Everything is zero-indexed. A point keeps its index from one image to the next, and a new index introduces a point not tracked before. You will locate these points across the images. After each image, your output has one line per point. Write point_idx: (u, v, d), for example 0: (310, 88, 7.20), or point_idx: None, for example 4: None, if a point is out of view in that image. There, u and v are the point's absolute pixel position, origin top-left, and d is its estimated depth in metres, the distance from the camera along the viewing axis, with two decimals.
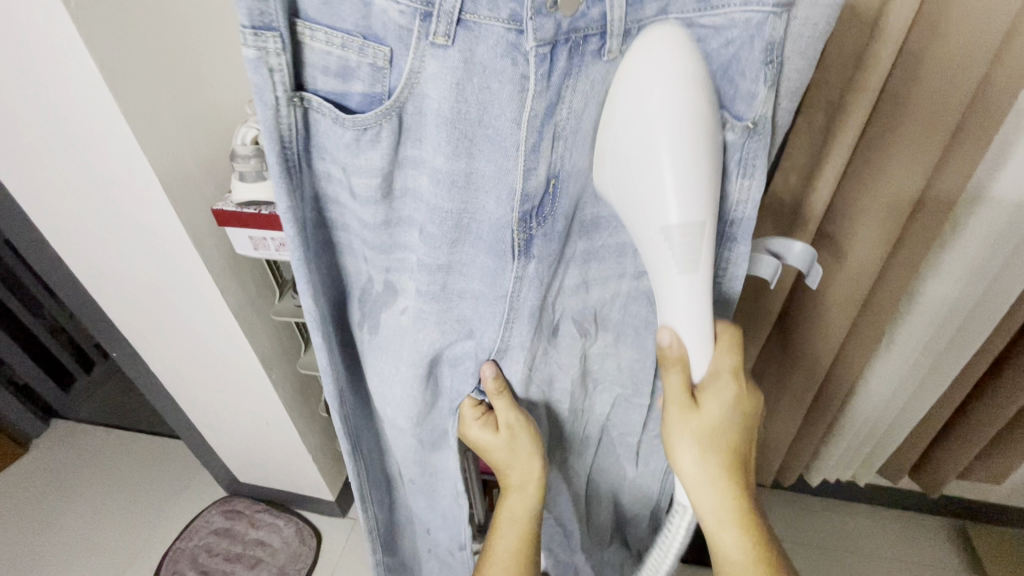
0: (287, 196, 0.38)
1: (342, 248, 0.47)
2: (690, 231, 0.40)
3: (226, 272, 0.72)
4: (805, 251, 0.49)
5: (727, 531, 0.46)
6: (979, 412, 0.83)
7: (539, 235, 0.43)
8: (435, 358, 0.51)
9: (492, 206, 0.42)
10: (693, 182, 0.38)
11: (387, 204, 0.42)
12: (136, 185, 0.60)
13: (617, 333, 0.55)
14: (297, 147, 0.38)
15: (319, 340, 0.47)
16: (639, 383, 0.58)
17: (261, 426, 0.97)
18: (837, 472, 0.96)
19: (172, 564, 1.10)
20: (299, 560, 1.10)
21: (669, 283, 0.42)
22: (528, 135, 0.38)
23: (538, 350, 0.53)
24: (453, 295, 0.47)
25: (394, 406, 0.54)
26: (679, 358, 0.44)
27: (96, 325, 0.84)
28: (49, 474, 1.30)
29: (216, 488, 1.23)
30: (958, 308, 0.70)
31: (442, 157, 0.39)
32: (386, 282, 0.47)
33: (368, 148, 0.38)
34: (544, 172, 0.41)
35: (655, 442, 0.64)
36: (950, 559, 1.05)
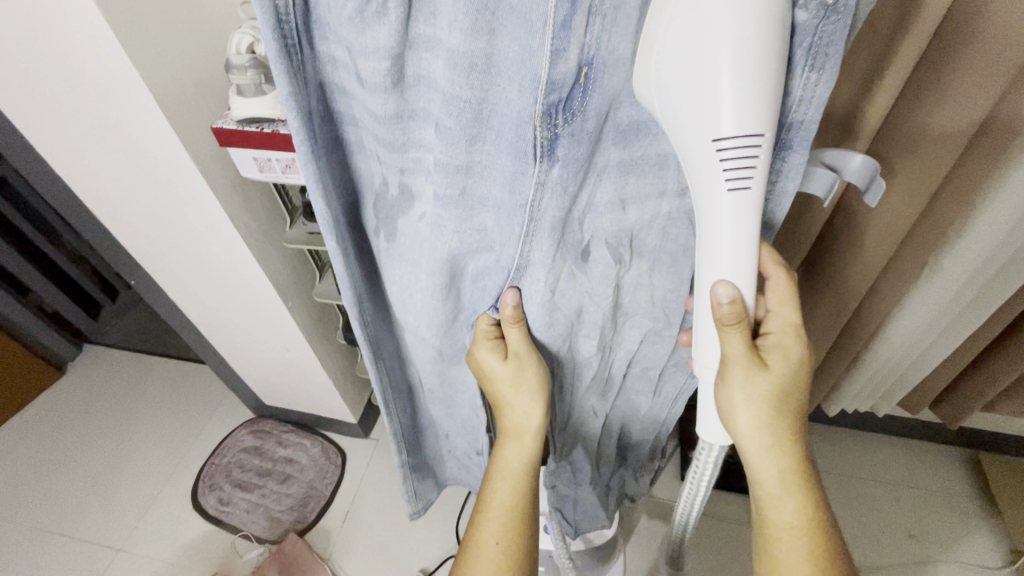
0: (286, 80, 0.35)
1: (351, 146, 0.43)
2: (746, 156, 0.35)
3: (234, 197, 0.70)
4: (867, 164, 0.42)
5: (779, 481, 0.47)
6: (1011, 345, 0.80)
7: (566, 134, 0.37)
8: (454, 265, 0.48)
9: (515, 97, 0.36)
10: (756, 88, 0.33)
11: (399, 92, 0.38)
12: (131, 104, 0.56)
13: (652, 260, 0.50)
14: (296, 21, 0.34)
15: (333, 248, 0.45)
16: (670, 312, 0.54)
17: (282, 352, 0.98)
18: (859, 403, 0.95)
19: (209, 477, 1.17)
20: (326, 476, 1.16)
21: (714, 209, 0.38)
22: (557, 6, 0.32)
23: (563, 271, 0.47)
24: (473, 201, 0.44)
25: (415, 314, 0.53)
26: (739, 317, 0.42)
27: (111, 253, 0.84)
28: (87, 396, 1.37)
29: (244, 410, 1.28)
30: (1013, 236, 0.64)
31: (460, 36, 0.34)
32: (401, 184, 0.45)
33: (375, 23, 0.34)
34: (575, 59, 0.34)
35: (673, 372, 0.62)
36: (957, 486, 1.06)
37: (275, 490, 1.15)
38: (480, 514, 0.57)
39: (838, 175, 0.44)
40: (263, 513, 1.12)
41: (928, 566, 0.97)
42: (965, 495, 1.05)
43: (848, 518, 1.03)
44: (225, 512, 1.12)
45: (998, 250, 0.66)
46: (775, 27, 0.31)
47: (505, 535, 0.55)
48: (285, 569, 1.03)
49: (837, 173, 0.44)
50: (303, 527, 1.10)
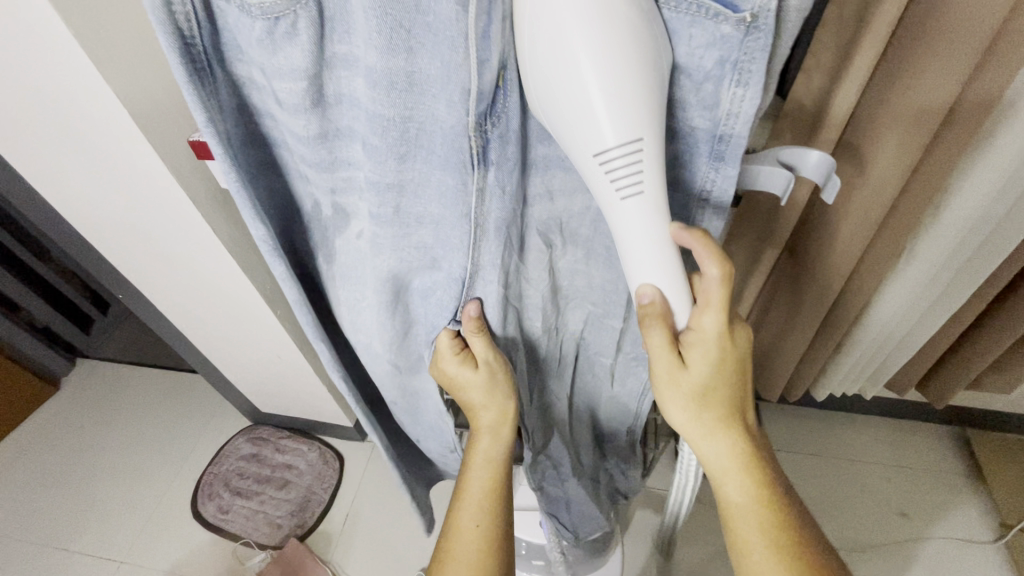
0: (200, 103, 0.34)
1: (284, 167, 0.44)
2: (632, 166, 0.36)
3: (217, 209, 0.70)
4: (823, 160, 0.42)
5: (726, 463, 0.47)
6: (991, 325, 0.82)
7: (495, 137, 0.39)
8: (399, 283, 0.48)
9: (443, 112, 0.37)
10: (623, 96, 0.33)
11: (321, 112, 0.38)
12: (107, 122, 0.56)
13: (586, 250, 0.52)
14: (204, 44, 0.33)
15: (280, 269, 0.45)
16: (610, 303, 0.56)
17: (275, 360, 0.99)
18: (844, 387, 0.97)
19: (208, 486, 1.18)
20: (324, 480, 1.17)
21: (621, 219, 0.38)
22: (476, 19, 0.33)
23: (510, 266, 0.48)
24: (409, 219, 0.44)
25: (367, 329, 0.53)
26: (660, 316, 0.42)
27: (99, 267, 0.84)
28: (82, 410, 1.37)
29: (240, 417, 1.28)
30: (986, 218, 0.65)
31: (376, 54, 0.34)
32: (335, 205, 0.45)
33: (285, 44, 0.33)
34: (498, 64, 0.35)
35: (631, 364, 0.63)
36: (946, 463, 1.08)
37: (274, 496, 1.16)
38: (455, 504, 0.56)
39: (794, 172, 0.44)
40: (263, 520, 1.13)
41: (921, 543, 0.99)
42: (955, 472, 1.07)
43: (841, 502, 1.05)
44: (225, 520, 1.13)
45: (972, 231, 0.67)
46: (631, 37, 0.32)
47: (485, 517, 0.55)
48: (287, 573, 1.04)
49: (794, 171, 0.44)
50: (303, 532, 1.10)
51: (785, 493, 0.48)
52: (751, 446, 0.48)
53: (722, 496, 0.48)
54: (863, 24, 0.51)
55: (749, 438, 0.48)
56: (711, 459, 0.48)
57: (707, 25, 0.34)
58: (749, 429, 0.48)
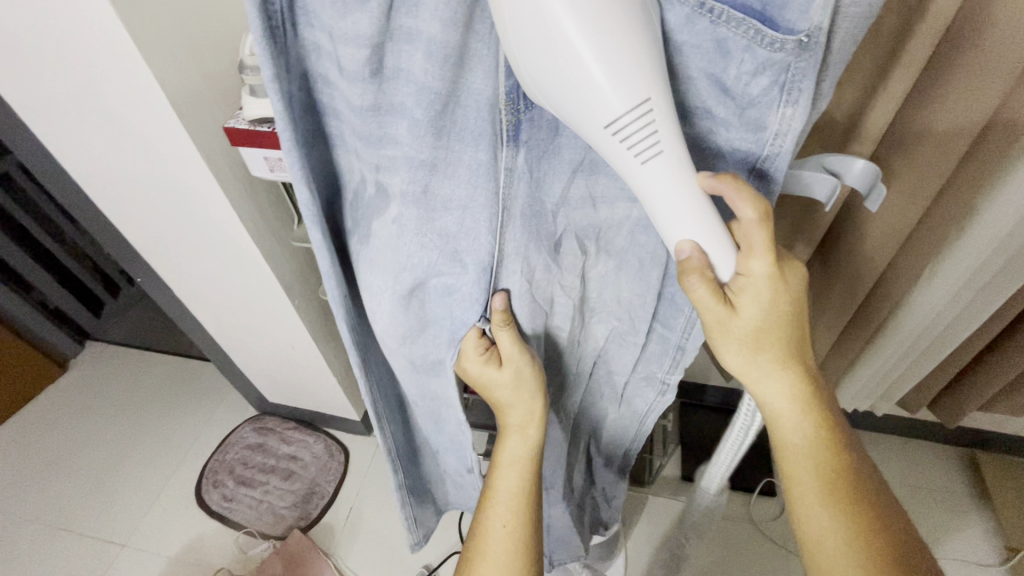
0: (270, 61, 0.33)
1: (334, 140, 0.41)
2: (644, 128, 0.33)
3: (244, 196, 0.70)
4: (867, 168, 0.43)
5: (778, 399, 0.47)
6: (1006, 347, 0.82)
7: (527, 120, 0.41)
8: (418, 283, 0.47)
9: (479, 84, 0.38)
10: (620, 46, 0.30)
11: (377, 84, 0.37)
12: (144, 103, 0.56)
13: (618, 260, 0.52)
14: (279, 0, 0.32)
15: (318, 240, 0.43)
16: (635, 318, 0.56)
17: (288, 350, 0.99)
18: (857, 403, 0.97)
19: (212, 473, 1.18)
20: (329, 473, 1.17)
21: (645, 182, 0.36)
22: None
23: (538, 264, 0.49)
24: (436, 202, 0.42)
25: (383, 326, 0.50)
26: (699, 269, 0.40)
27: (120, 248, 0.84)
28: (89, 391, 1.37)
29: (247, 406, 1.29)
30: (1010, 240, 0.66)
31: (439, 26, 0.34)
32: (378, 183, 0.42)
33: (356, 8, 0.32)
34: None
35: (641, 384, 0.65)
36: (954, 483, 1.08)
37: (279, 487, 1.16)
38: (484, 505, 0.56)
39: (838, 180, 0.44)
40: (267, 509, 1.13)
41: None
42: (961, 491, 1.07)
43: None
44: (229, 508, 1.13)
45: (997, 251, 0.67)
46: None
47: (513, 521, 0.55)
48: (289, 564, 1.04)
49: (838, 178, 0.44)
50: (307, 523, 1.10)
51: (844, 432, 0.48)
52: (810, 386, 0.47)
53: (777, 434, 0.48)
54: (901, 40, 0.52)
55: (808, 378, 0.47)
56: (763, 396, 0.47)
57: (759, 51, 0.34)
58: (808, 367, 0.47)
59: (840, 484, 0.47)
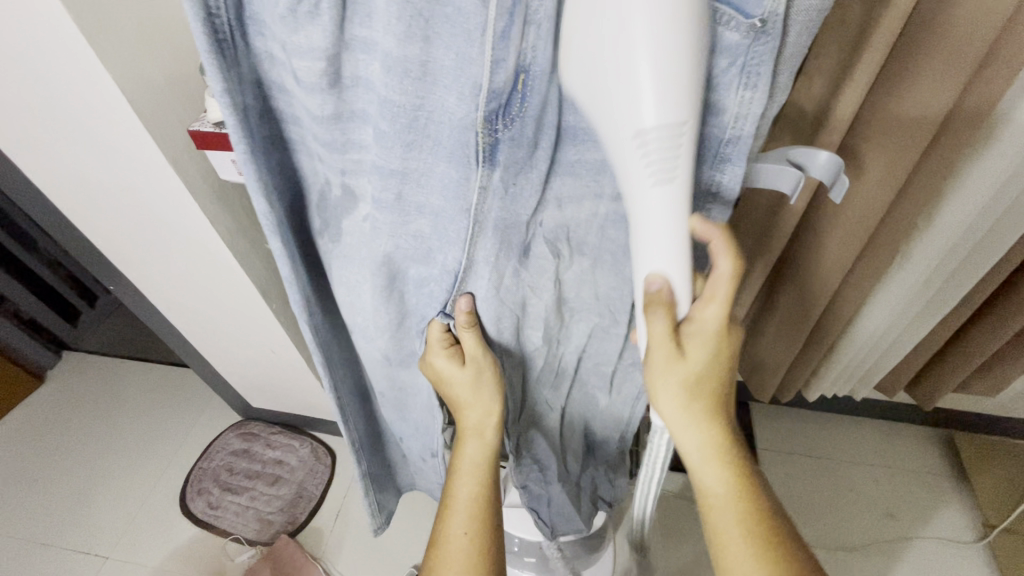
0: (220, 77, 0.35)
1: (296, 145, 0.44)
2: (667, 153, 0.33)
3: (215, 200, 0.69)
4: (832, 160, 0.43)
5: (705, 461, 0.47)
6: (976, 329, 0.84)
7: (505, 139, 0.38)
8: (393, 270, 0.48)
9: (454, 103, 0.36)
10: (672, 58, 0.30)
11: (337, 93, 0.38)
12: (107, 109, 0.55)
13: (594, 259, 0.51)
14: (228, 16, 0.34)
15: (280, 246, 0.45)
16: (616, 311, 0.56)
17: (269, 354, 0.98)
18: (835, 388, 0.98)
19: (197, 481, 1.16)
20: (316, 476, 1.16)
21: (646, 207, 0.36)
22: (495, 16, 0.32)
23: (506, 272, 0.48)
24: (410, 206, 0.43)
25: (363, 315, 0.53)
26: (665, 304, 0.41)
27: (91, 256, 0.83)
28: (68, 403, 1.34)
29: (231, 412, 1.27)
30: (976, 224, 0.67)
31: (395, 41, 0.34)
32: (344, 186, 0.45)
33: (306, 22, 0.34)
34: (512, 66, 0.35)
35: (630, 369, 0.63)
36: (934, 464, 1.10)
37: (265, 492, 1.15)
38: (443, 511, 0.56)
39: (804, 172, 0.45)
40: (254, 515, 1.12)
41: (907, 543, 1.01)
42: (940, 471, 1.09)
43: (830, 498, 1.06)
44: (214, 515, 1.11)
45: (965, 235, 0.68)
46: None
47: (471, 525, 0.54)
48: (278, 570, 1.03)
49: (803, 170, 0.45)
50: (294, 528, 1.09)
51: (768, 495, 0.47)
52: (735, 445, 0.47)
53: (701, 490, 0.48)
54: (866, 30, 0.52)
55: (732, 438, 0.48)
56: (692, 457, 0.47)
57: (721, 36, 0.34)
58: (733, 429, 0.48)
59: (761, 545, 0.44)
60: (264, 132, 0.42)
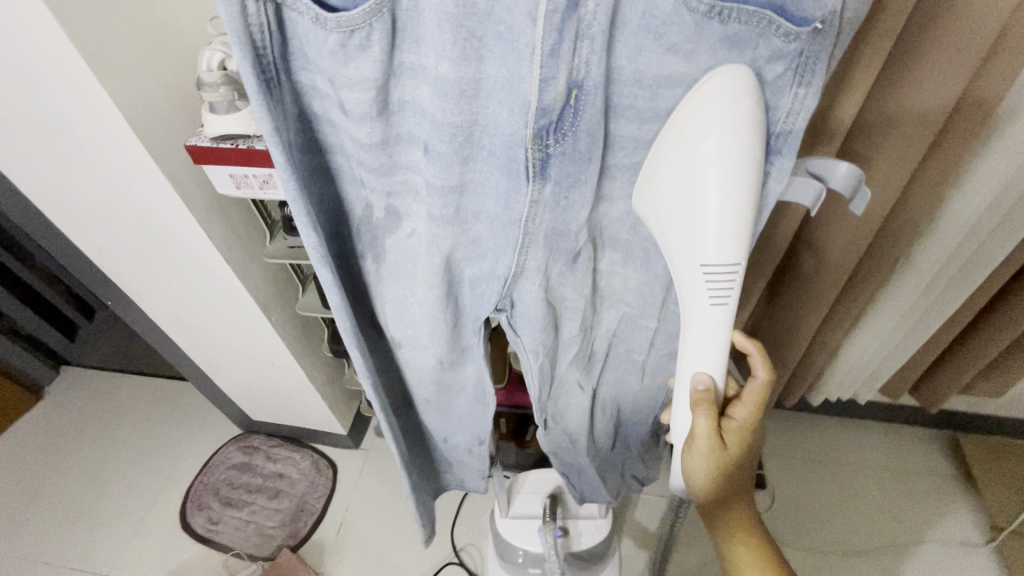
0: (268, 114, 0.36)
1: (338, 173, 0.44)
2: (725, 281, 0.39)
3: (213, 214, 0.69)
4: (851, 171, 0.42)
5: (732, 536, 0.51)
6: (980, 332, 0.84)
7: (557, 153, 0.40)
8: (450, 276, 0.49)
9: (505, 118, 0.39)
10: (739, 207, 0.37)
11: (385, 119, 0.40)
12: (104, 127, 0.55)
13: (624, 251, 0.51)
14: (273, 54, 0.35)
15: (328, 278, 0.46)
16: (647, 303, 0.54)
17: (268, 366, 0.97)
18: (840, 392, 0.98)
19: (197, 496, 1.15)
20: (317, 489, 1.15)
21: (699, 318, 0.41)
22: (545, 35, 0.34)
23: (554, 271, 0.49)
24: (466, 216, 0.45)
25: (414, 326, 0.54)
26: (712, 403, 0.43)
27: (87, 272, 0.82)
28: (65, 419, 1.33)
29: (231, 425, 1.26)
30: (979, 226, 0.67)
31: (448, 66, 0.36)
32: (388, 208, 0.46)
33: (357, 54, 0.35)
34: (563, 82, 0.36)
35: (664, 360, 0.60)
36: (939, 466, 1.09)
37: (266, 506, 1.14)
38: None
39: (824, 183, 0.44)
40: (254, 530, 1.11)
41: (914, 547, 1.00)
42: (946, 476, 1.08)
43: (836, 503, 1.06)
44: (215, 531, 1.10)
45: (967, 238, 0.68)
46: (757, 165, 0.37)
47: None
48: None
49: (822, 181, 0.44)
50: (296, 543, 1.08)
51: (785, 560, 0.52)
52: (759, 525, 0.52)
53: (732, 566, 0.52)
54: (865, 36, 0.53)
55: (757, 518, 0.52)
56: (719, 532, 0.52)
57: (774, 40, 0.35)
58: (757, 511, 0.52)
59: None
60: (311, 162, 0.43)
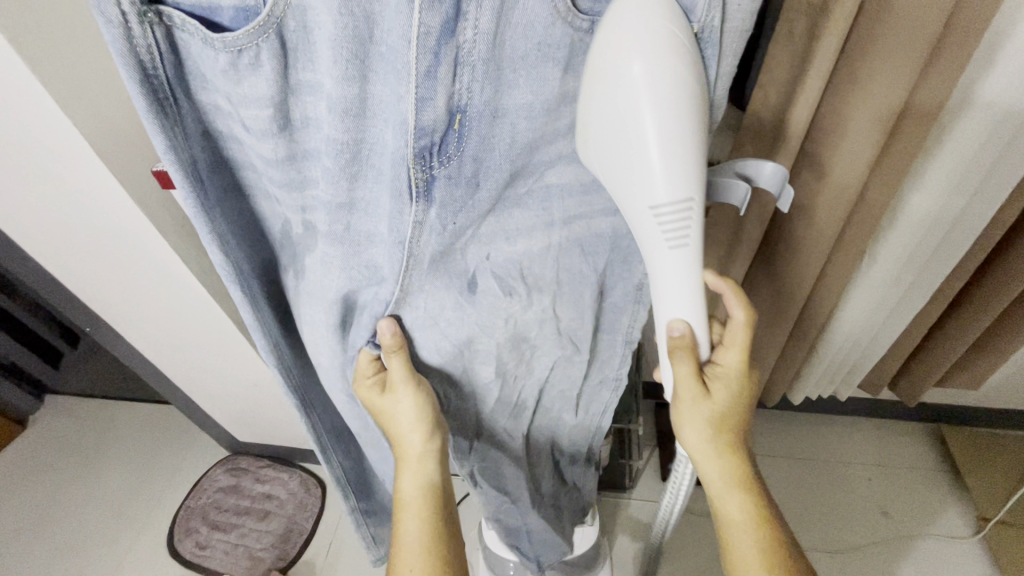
0: (162, 131, 0.35)
1: (251, 189, 0.44)
2: (681, 220, 0.37)
3: (186, 236, 0.69)
4: (777, 172, 0.45)
5: (725, 490, 0.52)
6: (953, 324, 0.85)
7: (442, 175, 0.39)
8: (348, 304, 0.48)
9: (389, 138, 0.37)
10: (677, 138, 0.35)
11: (288, 135, 0.38)
12: (68, 154, 0.55)
13: (553, 293, 0.52)
14: (167, 74, 0.34)
15: (238, 292, 0.46)
16: (574, 335, 0.56)
17: (252, 387, 0.97)
18: (819, 390, 0.99)
19: (184, 522, 1.14)
20: (306, 509, 1.14)
21: (663, 265, 0.40)
22: (418, 55, 0.33)
23: (446, 301, 0.49)
24: (361, 237, 0.43)
25: (326, 355, 0.52)
26: (688, 350, 0.44)
27: (63, 300, 0.82)
28: (52, 449, 1.32)
29: (218, 448, 1.25)
30: (941, 220, 0.68)
31: (332, 83, 0.35)
32: (305, 222, 0.44)
33: (248, 74, 0.34)
34: (443, 104, 0.36)
35: (595, 389, 0.63)
36: (927, 460, 1.10)
37: (255, 528, 1.13)
38: None
39: (754, 184, 0.46)
40: (244, 553, 1.10)
41: (905, 541, 1.00)
42: (934, 468, 1.09)
43: (824, 502, 1.06)
44: (204, 556, 1.09)
45: (931, 232, 0.70)
46: (687, 81, 0.34)
47: None
48: None
49: (752, 182, 0.46)
50: (286, 564, 1.07)
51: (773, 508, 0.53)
52: (751, 472, 0.53)
53: (722, 517, 0.53)
54: (813, 38, 0.54)
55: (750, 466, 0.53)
56: (711, 478, 0.53)
57: None
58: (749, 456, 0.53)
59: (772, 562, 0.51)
60: (222, 181, 0.42)
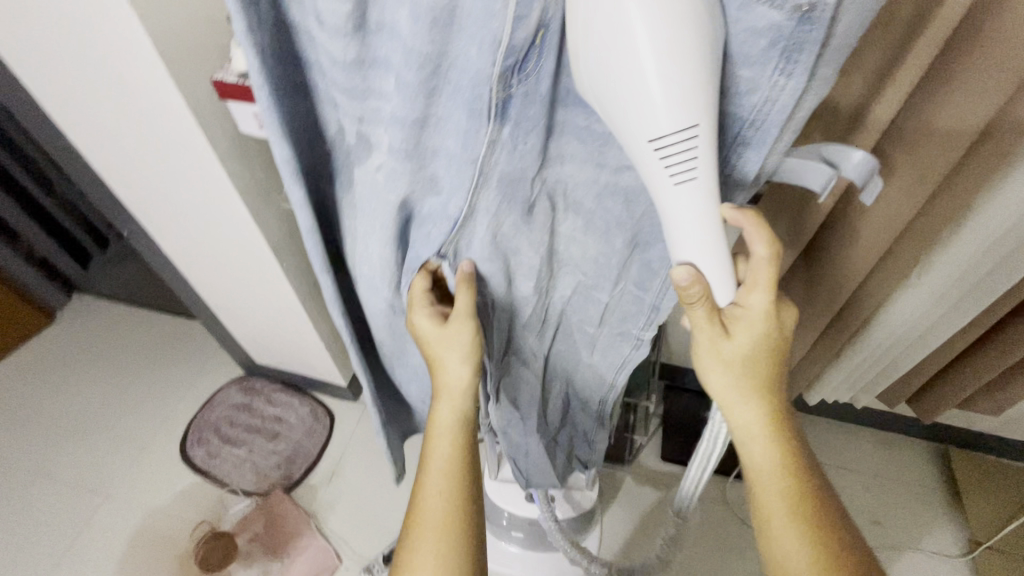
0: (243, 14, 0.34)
1: (315, 92, 0.41)
2: (687, 151, 0.34)
3: (234, 152, 0.68)
4: (867, 160, 0.41)
5: (755, 436, 0.48)
6: (989, 350, 0.82)
7: (518, 94, 0.37)
8: (405, 215, 0.46)
9: (472, 54, 0.35)
10: (674, 60, 0.31)
11: (360, 38, 0.36)
12: (131, 50, 0.54)
13: (586, 221, 0.49)
14: None
15: (298, 196, 0.44)
16: (600, 275, 0.53)
17: (276, 312, 0.98)
18: (837, 394, 0.98)
19: (197, 431, 1.18)
20: (314, 436, 1.18)
21: (671, 202, 0.37)
22: None
23: (507, 221, 0.46)
24: (426, 152, 0.42)
25: (368, 265, 0.50)
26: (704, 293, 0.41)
27: (107, 201, 0.83)
28: (77, 344, 1.37)
29: (235, 367, 1.29)
30: (1004, 240, 0.66)
31: None
32: (359, 134, 0.42)
33: None
34: (536, 21, 0.33)
35: (615, 340, 0.60)
36: (927, 477, 1.10)
37: (263, 447, 1.17)
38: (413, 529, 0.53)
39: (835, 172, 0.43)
40: (250, 468, 1.14)
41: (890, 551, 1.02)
42: (934, 485, 1.09)
43: None
44: (213, 465, 1.14)
45: (990, 250, 0.67)
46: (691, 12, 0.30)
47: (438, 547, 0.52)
48: (271, 522, 1.07)
49: (835, 169, 0.42)
50: (290, 484, 1.12)
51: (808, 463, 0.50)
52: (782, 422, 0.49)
53: (749, 471, 0.50)
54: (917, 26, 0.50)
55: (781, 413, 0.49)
56: (741, 430, 0.49)
57: (761, 9, 0.32)
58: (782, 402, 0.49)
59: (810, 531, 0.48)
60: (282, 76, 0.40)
